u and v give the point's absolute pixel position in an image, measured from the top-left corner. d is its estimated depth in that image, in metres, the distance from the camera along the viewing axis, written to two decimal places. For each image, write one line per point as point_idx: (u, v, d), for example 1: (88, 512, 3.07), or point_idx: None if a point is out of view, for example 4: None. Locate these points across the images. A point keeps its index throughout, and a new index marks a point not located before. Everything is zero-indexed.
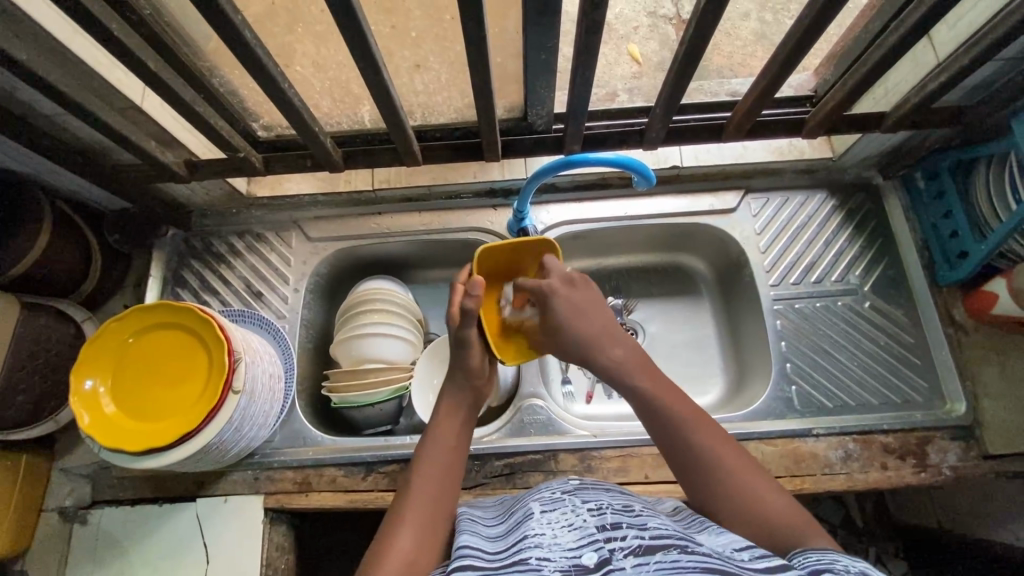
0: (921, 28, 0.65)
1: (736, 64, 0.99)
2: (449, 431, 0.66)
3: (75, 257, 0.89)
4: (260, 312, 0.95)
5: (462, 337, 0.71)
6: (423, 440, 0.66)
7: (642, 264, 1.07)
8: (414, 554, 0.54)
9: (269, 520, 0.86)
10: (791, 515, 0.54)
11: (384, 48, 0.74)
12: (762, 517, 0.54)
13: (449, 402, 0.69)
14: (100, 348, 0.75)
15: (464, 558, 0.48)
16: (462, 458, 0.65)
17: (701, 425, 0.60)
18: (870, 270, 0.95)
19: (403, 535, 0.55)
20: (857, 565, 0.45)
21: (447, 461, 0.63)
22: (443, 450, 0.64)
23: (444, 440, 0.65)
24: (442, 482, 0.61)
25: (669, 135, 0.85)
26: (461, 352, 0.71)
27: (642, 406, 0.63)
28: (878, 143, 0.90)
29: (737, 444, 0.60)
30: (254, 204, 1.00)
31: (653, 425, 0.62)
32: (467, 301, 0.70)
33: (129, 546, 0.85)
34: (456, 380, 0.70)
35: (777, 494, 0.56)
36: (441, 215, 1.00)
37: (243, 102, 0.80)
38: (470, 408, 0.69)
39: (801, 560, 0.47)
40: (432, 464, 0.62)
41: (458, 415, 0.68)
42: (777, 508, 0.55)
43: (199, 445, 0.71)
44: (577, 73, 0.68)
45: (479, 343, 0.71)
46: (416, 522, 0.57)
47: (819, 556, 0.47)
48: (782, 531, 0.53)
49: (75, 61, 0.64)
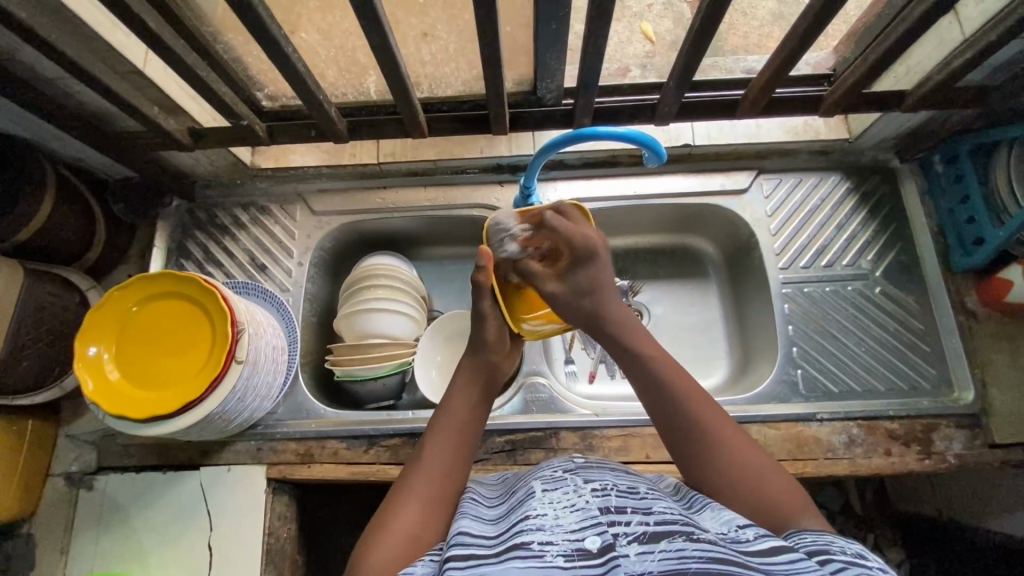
0: (948, 1, 0.62)
1: (753, 44, 0.95)
2: (462, 406, 0.65)
3: (80, 227, 0.89)
4: (263, 285, 0.94)
5: (477, 311, 0.69)
6: (437, 411, 0.65)
7: (650, 245, 1.06)
8: (419, 528, 0.54)
9: (272, 490, 0.87)
10: (788, 496, 0.54)
11: (391, 15, 0.72)
12: (760, 497, 0.54)
13: (465, 376, 0.68)
14: (106, 317, 0.75)
15: (466, 543, 0.48)
16: (475, 435, 0.64)
17: (705, 403, 0.59)
18: (883, 255, 0.93)
19: (411, 506, 0.56)
20: (852, 547, 0.46)
21: (458, 436, 0.63)
22: (456, 424, 0.63)
23: (457, 414, 0.64)
24: (453, 456, 0.61)
25: (681, 112, 0.83)
26: (478, 325, 0.69)
27: (646, 383, 0.61)
28: (896, 124, 0.87)
29: (739, 426, 0.59)
30: (258, 175, 0.99)
31: (654, 399, 0.60)
32: (478, 274, 0.68)
33: (134, 512, 0.86)
34: (475, 356, 0.69)
35: (776, 476, 0.55)
36: (446, 190, 0.99)
37: (248, 69, 0.78)
38: (485, 384, 0.68)
39: (797, 540, 0.48)
40: (445, 439, 0.62)
41: (474, 388, 0.67)
42: (775, 487, 0.54)
43: (202, 414, 0.71)
44: (589, 44, 0.66)
45: (493, 314, 0.69)
46: (423, 496, 0.57)
47: (816, 536, 0.47)
48: (778, 512, 0.52)
49: (75, 22, 0.63)
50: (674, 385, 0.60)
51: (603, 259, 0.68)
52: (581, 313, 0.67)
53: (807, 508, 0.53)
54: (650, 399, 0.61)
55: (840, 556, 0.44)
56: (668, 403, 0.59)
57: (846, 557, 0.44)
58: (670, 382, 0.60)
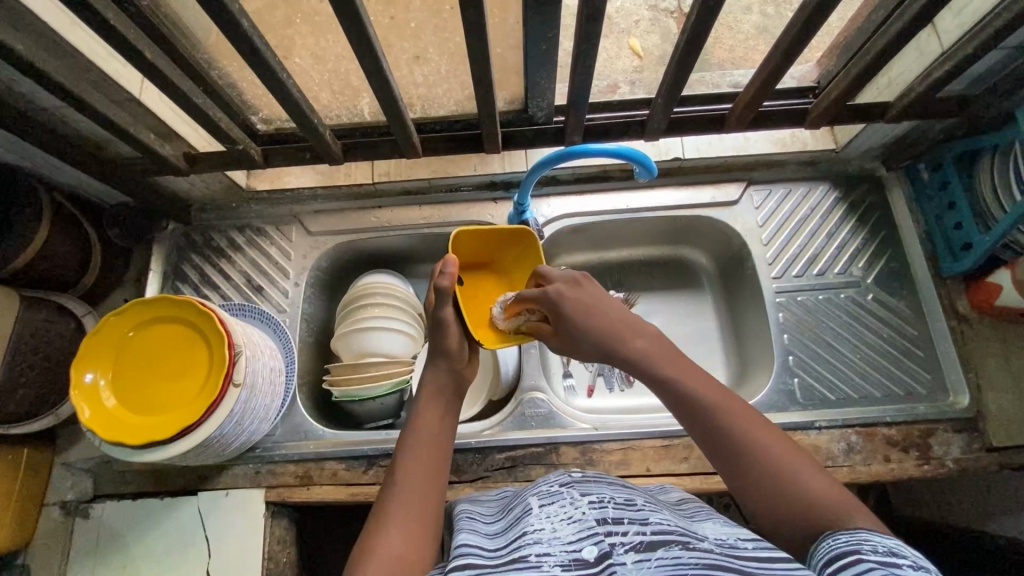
0: (924, 17, 0.64)
1: (738, 57, 0.98)
2: (429, 422, 0.64)
3: (76, 253, 0.89)
4: (260, 306, 0.94)
5: (438, 318, 0.68)
6: (404, 433, 0.64)
7: (644, 258, 1.07)
8: (405, 553, 0.52)
9: (271, 513, 0.86)
10: (833, 497, 0.51)
11: (383, 39, 0.73)
12: (799, 498, 0.52)
13: (429, 391, 0.67)
14: (99, 343, 0.75)
15: (464, 557, 0.48)
16: (447, 452, 0.63)
17: (736, 408, 0.57)
18: (873, 262, 0.94)
19: (393, 531, 0.54)
20: (887, 544, 0.44)
21: (431, 452, 0.62)
22: (426, 441, 0.63)
23: (426, 431, 0.64)
24: (427, 472, 0.60)
25: (671, 127, 0.85)
26: (439, 334, 0.68)
27: (674, 399, 0.60)
28: (882, 133, 0.89)
29: (775, 427, 0.57)
30: (254, 198, 1.00)
31: (684, 414, 0.59)
32: (444, 279, 0.67)
33: (131, 539, 0.85)
34: (435, 364, 0.69)
35: (817, 474, 0.53)
36: (442, 208, 1.00)
37: (243, 94, 0.79)
38: (450, 395, 0.68)
39: (831, 542, 0.46)
40: (417, 455, 0.61)
41: (438, 403, 0.66)
42: (814, 486, 0.52)
43: (200, 438, 0.70)
44: (578, 63, 0.67)
45: (455, 323, 0.69)
46: (404, 522, 0.55)
47: (848, 536, 0.46)
48: (829, 515, 0.50)
49: (71, 52, 0.64)
50: (700, 395, 0.58)
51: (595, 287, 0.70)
52: (588, 344, 0.67)
53: (853, 505, 0.50)
54: (677, 410, 0.60)
55: (872, 557, 0.43)
56: (700, 417, 0.58)
57: (878, 558, 0.42)
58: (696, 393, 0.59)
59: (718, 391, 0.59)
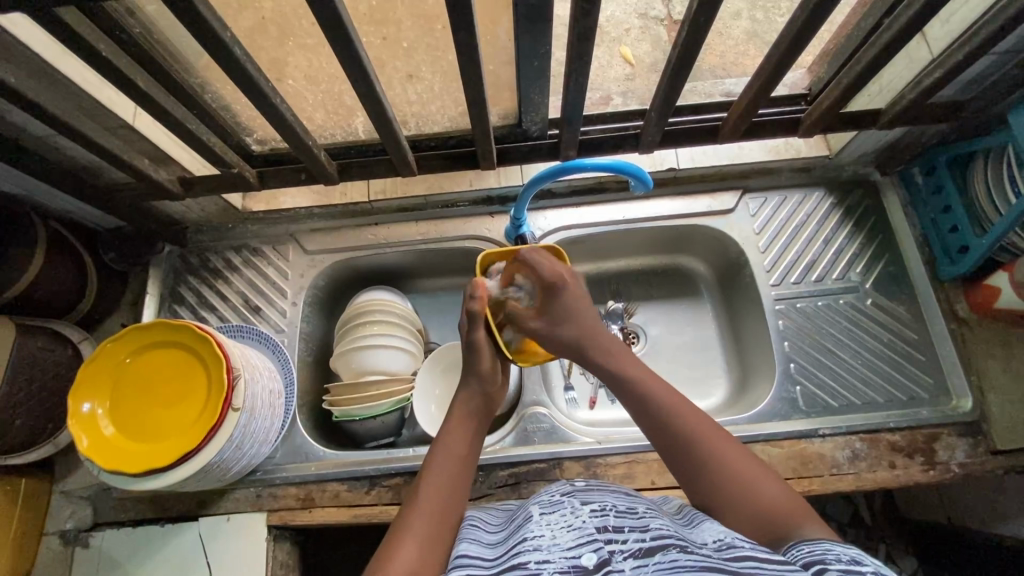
0: (914, 26, 0.64)
1: (729, 62, 0.99)
2: (459, 441, 0.64)
3: (72, 280, 0.88)
4: (258, 327, 0.94)
5: (472, 341, 0.70)
6: (432, 449, 0.64)
7: (642, 268, 1.06)
8: (419, 563, 0.51)
9: (272, 538, 0.85)
10: (786, 504, 0.53)
11: (376, 59, 0.74)
12: (758, 507, 0.53)
13: (461, 411, 0.67)
14: (96, 370, 0.74)
15: (464, 566, 0.48)
16: (471, 469, 0.63)
17: (692, 413, 0.60)
18: (871, 267, 0.94)
19: (409, 542, 0.53)
20: (850, 553, 0.44)
21: (457, 471, 0.61)
22: (453, 458, 0.62)
23: (453, 449, 0.63)
24: (449, 490, 0.59)
25: (665, 139, 0.85)
26: (472, 356, 0.70)
27: (633, 401, 0.62)
28: (873, 140, 0.90)
29: (723, 429, 0.60)
30: (250, 218, 1.00)
31: (642, 416, 0.61)
32: (472, 304, 0.70)
33: (131, 567, 0.84)
34: (466, 382, 0.70)
35: (775, 483, 0.55)
36: (439, 223, 1.00)
37: (237, 116, 0.79)
38: (478, 414, 0.68)
39: (794, 552, 0.46)
40: (440, 472, 0.60)
41: (469, 424, 0.66)
42: (773, 496, 0.54)
43: (198, 465, 0.69)
44: (570, 79, 0.68)
45: (487, 344, 0.70)
46: (420, 534, 0.54)
47: (812, 546, 0.46)
48: (779, 522, 0.52)
49: (64, 82, 0.64)
50: (658, 405, 0.60)
51: (570, 291, 0.70)
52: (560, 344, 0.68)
53: (806, 514, 0.52)
54: (640, 414, 0.61)
55: (836, 566, 0.42)
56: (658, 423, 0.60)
57: (841, 566, 0.42)
58: (657, 402, 0.60)
59: (681, 400, 0.61)
